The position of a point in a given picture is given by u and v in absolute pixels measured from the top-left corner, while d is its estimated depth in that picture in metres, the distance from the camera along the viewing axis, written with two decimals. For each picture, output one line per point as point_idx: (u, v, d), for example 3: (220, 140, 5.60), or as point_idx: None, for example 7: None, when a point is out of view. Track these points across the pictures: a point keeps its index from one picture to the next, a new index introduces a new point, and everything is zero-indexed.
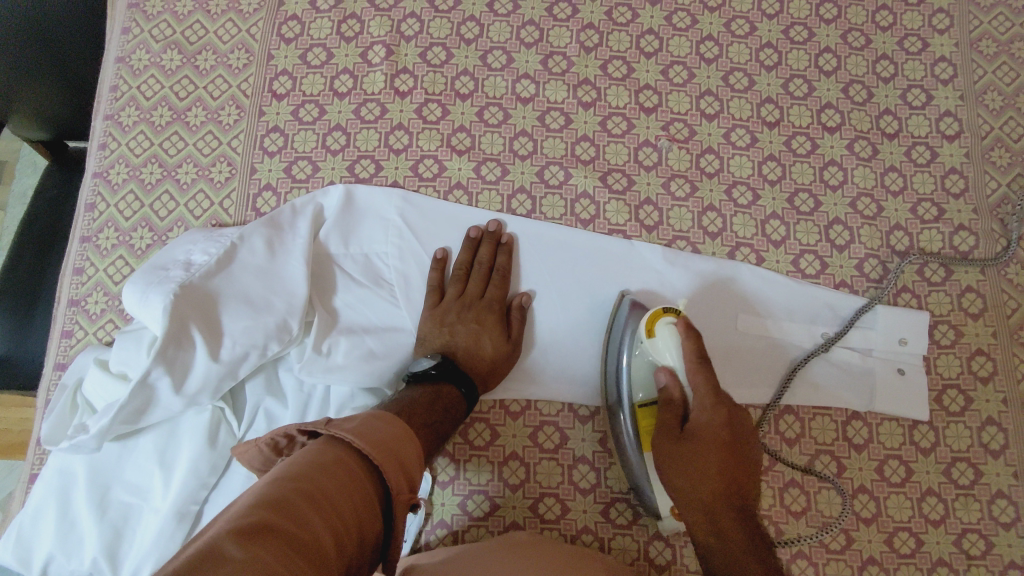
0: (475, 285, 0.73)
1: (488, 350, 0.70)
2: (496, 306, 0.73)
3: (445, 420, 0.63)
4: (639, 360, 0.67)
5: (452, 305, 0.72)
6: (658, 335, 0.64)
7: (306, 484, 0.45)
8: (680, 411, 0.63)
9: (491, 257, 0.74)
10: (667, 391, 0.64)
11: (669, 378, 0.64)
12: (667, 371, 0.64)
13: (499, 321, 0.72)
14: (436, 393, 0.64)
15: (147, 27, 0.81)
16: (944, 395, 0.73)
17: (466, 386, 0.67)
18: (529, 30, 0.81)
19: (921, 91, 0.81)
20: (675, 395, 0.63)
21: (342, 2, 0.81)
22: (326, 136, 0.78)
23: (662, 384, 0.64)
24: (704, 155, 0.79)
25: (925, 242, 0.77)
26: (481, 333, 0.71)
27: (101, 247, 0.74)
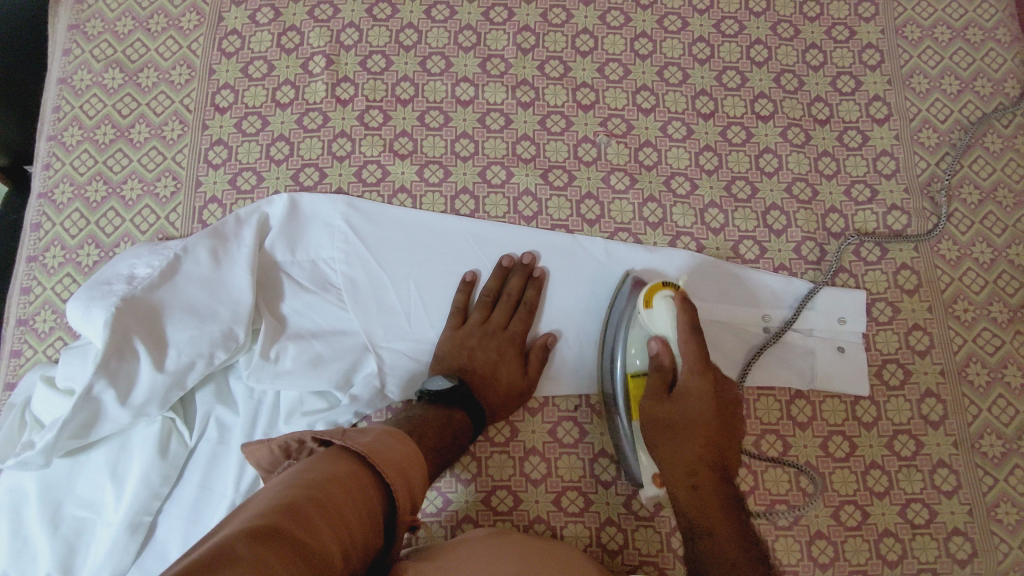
0: (500, 316, 0.74)
1: (504, 380, 0.71)
2: (518, 340, 0.73)
3: (451, 450, 0.64)
4: (633, 331, 0.68)
5: (475, 331, 0.73)
6: (656, 307, 0.65)
7: (321, 494, 0.47)
8: (668, 376, 0.65)
9: (520, 290, 0.75)
10: (659, 358, 0.65)
11: (662, 347, 0.65)
12: (661, 341, 0.65)
13: (519, 355, 0.73)
14: (448, 419, 0.65)
15: (88, 48, 0.82)
16: (883, 370, 0.75)
17: (477, 412, 0.68)
18: (466, 34, 0.83)
19: (850, 77, 0.84)
20: (666, 362, 0.65)
21: (281, 15, 0.83)
22: (270, 147, 0.79)
23: (653, 353, 0.65)
24: (642, 148, 0.81)
25: (860, 223, 0.79)
26: (500, 363, 0.72)
27: (49, 265, 0.75)
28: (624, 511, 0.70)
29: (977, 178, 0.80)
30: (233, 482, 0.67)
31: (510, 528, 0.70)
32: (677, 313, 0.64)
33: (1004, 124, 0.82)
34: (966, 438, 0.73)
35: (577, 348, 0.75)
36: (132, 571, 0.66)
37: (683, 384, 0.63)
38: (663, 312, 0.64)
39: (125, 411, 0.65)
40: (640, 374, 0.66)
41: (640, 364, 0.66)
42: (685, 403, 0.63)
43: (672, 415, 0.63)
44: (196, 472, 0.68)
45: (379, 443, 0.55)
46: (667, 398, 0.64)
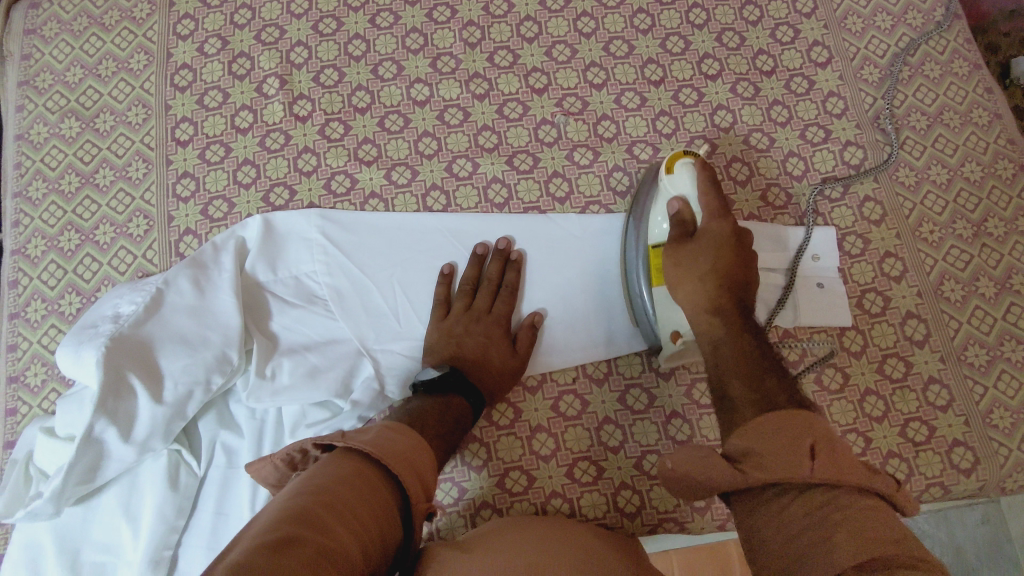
0: (483, 300, 0.75)
1: (495, 361, 0.71)
2: (503, 321, 0.74)
3: (456, 433, 0.63)
4: (658, 201, 0.71)
5: (459, 318, 0.74)
6: (676, 171, 0.69)
7: (324, 498, 0.47)
8: (688, 227, 0.68)
9: (500, 273, 0.76)
10: (681, 216, 0.68)
11: (681, 206, 0.68)
12: (681, 201, 0.68)
13: (506, 335, 0.73)
14: (446, 404, 0.65)
15: (41, 101, 0.83)
16: (863, 299, 0.77)
17: (475, 396, 0.68)
18: (413, 37, 0.85)
19: (787, 27, 0.87)
20: (688, 218, 0.68)
21: (229, 43, 0.84)
22: (237, 172, 0.80)
23: (672, 212, 0.68)
24: (600, 122, 0.83)
25: (819, 163, 0.82)
26: (489, 346, 0.72)
27: (32, 320, 0.75)
28: (636, 473, 0.71)
29: (922, 105, 0.83)
30: (249, 504, 0.67)
31: (528, 507, 0.70)
32: (698, 175, 0.68)
33: (939, 51, 0.85)
34: (951, 352, 0.75)
35: (561, 319, 0.76)
36: None
37: (704, 229, 0.67)
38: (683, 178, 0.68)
39: (129, 448, 0.64)
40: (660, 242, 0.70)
41: (664, 228, 0.70)
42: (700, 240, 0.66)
43: (690, 251, 0.66)
44: (209, 500, 0.68)
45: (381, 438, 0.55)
46: (688, 239, 0.67)
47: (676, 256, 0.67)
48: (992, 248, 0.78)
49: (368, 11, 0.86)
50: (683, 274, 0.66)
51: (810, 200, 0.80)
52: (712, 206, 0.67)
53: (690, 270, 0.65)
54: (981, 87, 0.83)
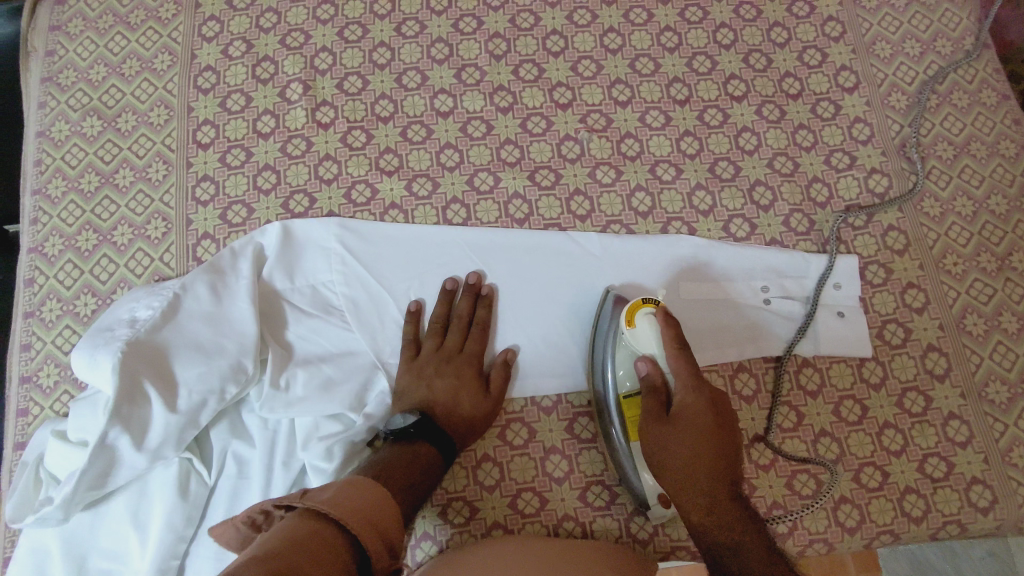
0: (454, 339, 0.74)
1: (466, 405, 0.70)
2: (475, 360, 0.73)
3: (425, 484, 0.62)
4: (622, 354, 0.69)
5: (430, 359, 0.72)
6: (638, 326, 0.67)
7: (283, 563, 0.43)
8: (662, 396, 0.66)
9: (470, 311, 0.75)
10: (650, 378, 0.67)
11: (651, 366, 0.67)
12: (648, 359, 0.67)
13: (478, 376, 0.72)
14: (414, 454, 0.64)
15: (63, 99, 0.82)
16: (884, 330, 0.76)
17: (445, 442, 0.67)
18: (438, 47, 0.84)
19: (815, 51, 0.86)
20: (657, 379, 0.66)
21: (253, 47, 0.84)
22: (257, 177, 0.79)
23: (644, 372, 0.67)
24: (624, 140, 0.82)
25: (844, 190, 0.81)
26: (460, 389, 0.71)
27: (46, 319, 0.74)
28: None
29: (949, 134, 0.82)
30: None
31: (540, 529, 0.69)
32: (662, 330, 0.66)
33: (968, 80, 0.84)
34: (971, 387, 0.74)
35: (536, 354, 0.75)
36: None
37: (678, 403, 0.65)
38: (646, 331, 0.67)
39: (142, 456, 0.64)
40: (633, 395, 0.68)
41: (632, 385, 0.68)
42: (679, 420, 0.64)
43: (669, 431, 0.64)
44: (219, 509, 0.68)
45: (341, 495, 0.53)
46: (663, 419, 0.65)
47: (656, 434, 0.64)
48: (1016, 284, 0.77)
49: (394, 18, 0.85)
50: (665, 455, 0.64)
51: (834, 231, 0.79)
52: (683, 366, 0.65)
53: (672, 451, 0.63)
54: (1010, 118, 0.82)
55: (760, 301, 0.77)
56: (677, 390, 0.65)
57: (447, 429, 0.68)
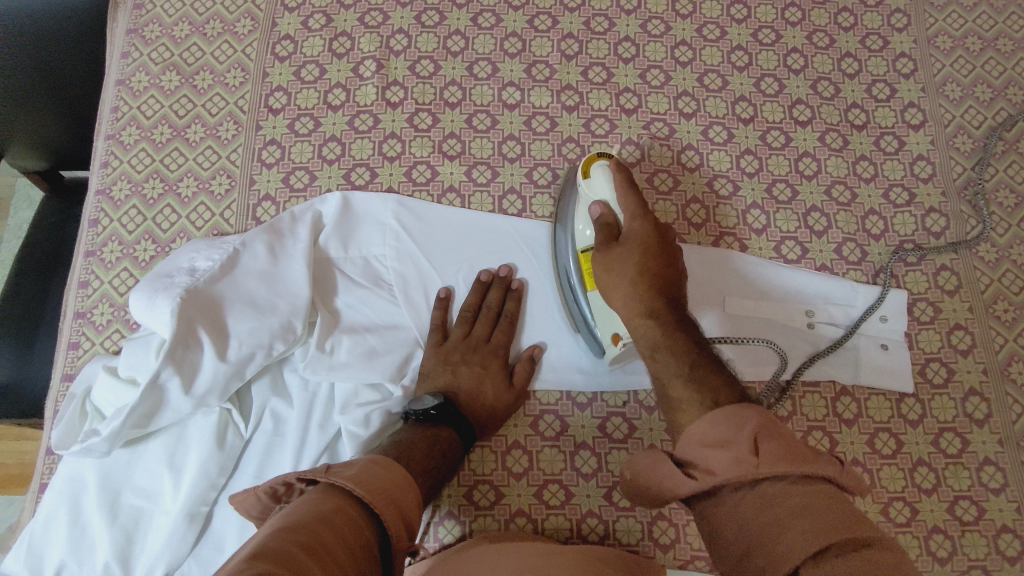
0: (482, 329, 0.75)
1: (489, 395, 0.71)
2: (501, 352, 0.74)
3: (443, 468, 0.64)
4: (580, 206, 0.72)
5: (458, 346, 0.73)
6: (594, 176, 0.71)
7: (308, 539, 0.43)
8: (615, 231, 0.68)
9: (501, 302, 0.75)
10: (602, 218, 0.68)
11: (604, 209, 0.69)
12: (603, 205, 0.69)
13: (504, 367, 0.73)
14: (435, 437, 0.65)
15: (146, 51, 0.85)
16: (927, 368, 0.76)
17: (464, 429, 0.68)
18: (512, 41, 0.86)
19: (884, 84, 0.86)
20: (611, 221, 0.68)
21: (333, 21, 0.86)
22: (322, 147, 0.81)
23: (596, 217, 0.69)
24: (684, 151, 0.83)
25: (899, 225, 0.81)
26: (485, 378, 0.72)
27: (106, 260, 0.77)
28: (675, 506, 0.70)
29: (1011, 182, 0.82)
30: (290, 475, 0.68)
31: (563, 523, 0.70)
32: (613, 179, 0.70)
33: None
34: (1010, 435, 0.73)
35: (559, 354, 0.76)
36: (188, 561, 0.66)
37: (626, 231, 0.68)
38: (598, 179, 0.70)
39: (187, 400, 0.65)
40: (590, 244, 0.70)
41: (588, 234, 0.70)
42: (628, 247, 0.67)
43: (619, 254, 0.67)
44: (252, 463, 0.69)
45: (363, 474, 0.53)
46: (614, 244, 0.67)
47: (606, 260, 0.67)
48: None
49: (471, 9, 0.87)
50: (615, 272, 0.66)
51: (889, 265, 0.78)
52: (633, 206, 0.68)
53: (620, 275, 0.66)
54: None
55: (805, 324, 0.77)
56: (626, 223, 0.68)
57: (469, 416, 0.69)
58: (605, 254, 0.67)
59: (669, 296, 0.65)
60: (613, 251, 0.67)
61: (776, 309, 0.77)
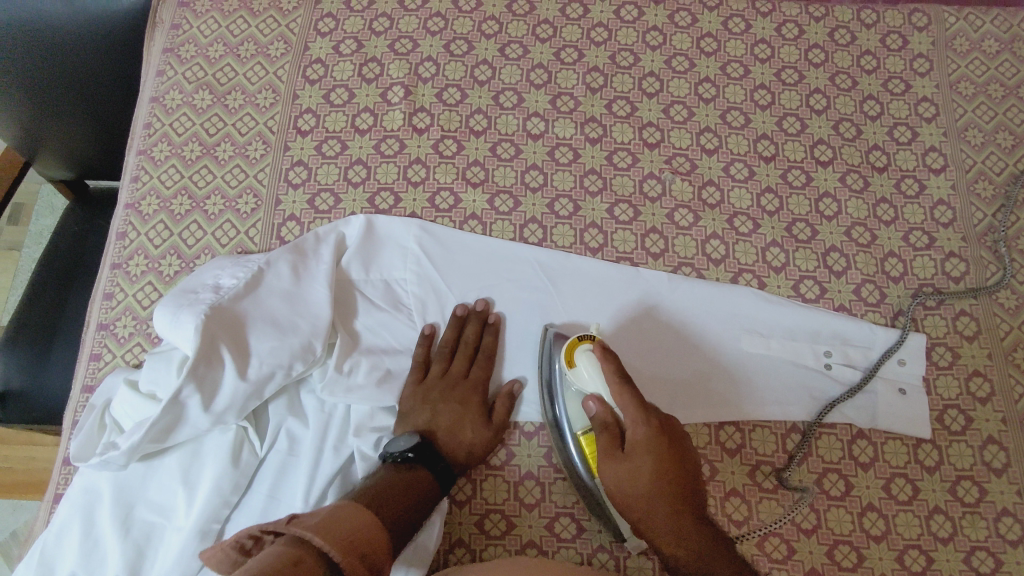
0: (460, 365, 0.74)
1: (468, 435, 0.70)
2: (481, 388, 0.73)
3: (420, 509, 0.61)
4: (571, 400, 0.69)
5: (437, 384, 0.72)
6: (579, 366, 0.67)
7: None
8: (617, 432, 0.65)
9: (478, 338, 0.75)
10: (600, 417, 0.65)
11: (600, 405, 0.65)
12: (597, 399, 0.66)
13: (483, 405, 0.72)
14: (410, 478, 0.63)
15: (181, 70, 0.87)
16: (944, 414, 0.75)
17: (441, 469, 0.66)
18: (538, 72, 0.87)
19: (906, 128, 0.87)
20: (609, 418, 0.65)
21: (364, 47, 0.88)
22: (348, 170, 0.82)
23: (593, 413, 0.66)
24: (705, 187, 0.83)
25: (919, 269, 0.81)
26: (465, 416, 0.71)
27: (131, 273, 0.78)
28: None
29: None
30: (303, 494, 0.68)
31: (574, 556, 0.69)
32: (601, 365, 0.66)
33: None
34: None
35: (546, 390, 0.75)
36: None
37: (630, 437, 0.64)
38: (587, 368, 0.66)
39: (206, 417, 0.66)
40: (588, 436, 0.67)
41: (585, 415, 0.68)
42: (635, 457, 0.63)
43: (627, 467, 0.63)
44: (265, 482, 0.69)
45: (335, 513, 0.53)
46: (617, 453, 0.64)
47: (613, 473, 0.63)
48: None
49: (499, 40, 0.89)
50: (628, 481, 0.62)
51: (910, 308, 0.78)
52: (627, 392, 0.64)
53: (635, 494, 0.62)
54: None
55: (821, 365, 0.77)
56: (629, 429, 0.63)
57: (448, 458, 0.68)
58: (613, 464, 0.63)
59: (683, 492, 0.62)
60: (621, 462, 0.63)
61: (789, 348, 0.77)
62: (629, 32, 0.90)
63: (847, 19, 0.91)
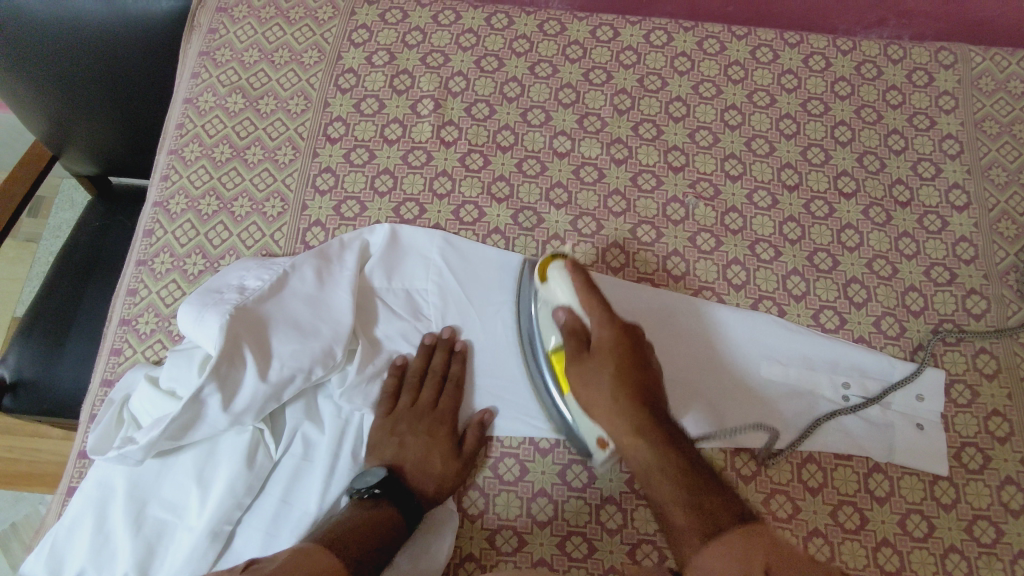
0: (428, 394, 0.73)
1: (437, 467, 0.70)
2: (448, 419, 0.73)
3: (387, 546, 0.62)
4: (544, 314, 0.74)
5: (404, 415, 0.72)
6: (552, 279, 0.72)
7: None
8: (584, 338, 0.69)
9: (445, 366, 0.75)
10: (569, 325, 0.70)
11: (568, 314, 0.70)
12: (567, 309, 0.70)
13: (450, 435, 0.72)
14: (377, 516, 0.63)
15: (215, 73, 0.88)
16: (962, 452, 0.75)
17: (409, 504, 0.66)
18: (566, 92, 0.88)
19: (930, 164, 0.87)
20: (578, 326, 0.69)
21: (396, 59, 0.89)
22: (375, 179, 0.83)
23: (562, 322, 0.70)
24: (728, 213, 0.83)
25: (939, 304, 0.80)
26: (432, 447, 0.71)
27: (157, 270, 0.78)
28: None
29: None
30: (316, 500, 0.68)
31: None
32: (571, 278, 0.70)
33: None
34: None
35: (514, 419, 0.74)
36: None
37: (596, 339, 0.68)
38: (557, 280, 0.71)
39: (225, 416, 0.66)
40: (558, 349, 0.71)
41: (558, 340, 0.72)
42: (600, 357, 0.67)
43: (592, 367, 0.67)
44: (279, 486, 0.69)
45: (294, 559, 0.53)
46: (585, 354, 0.68)
47: (580, 375, 0.67)
48: None
49: (530, 58, 0.90)
50: (596, 381, 0.66)
51: (931, 343, 0.78)
52: (598, 310, 0.68)
53: (600, 393, 0.65)
54: None
55: (840, 396, 0.77)
56: (595, 329, 0.68)
57: (418, 493, 0.68)
58: (578, 367, 0.67)
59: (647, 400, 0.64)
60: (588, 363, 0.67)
61: (809, 377, 0.77)
62: (657, 56, 0.91)
63: (874, 54, 0.92)
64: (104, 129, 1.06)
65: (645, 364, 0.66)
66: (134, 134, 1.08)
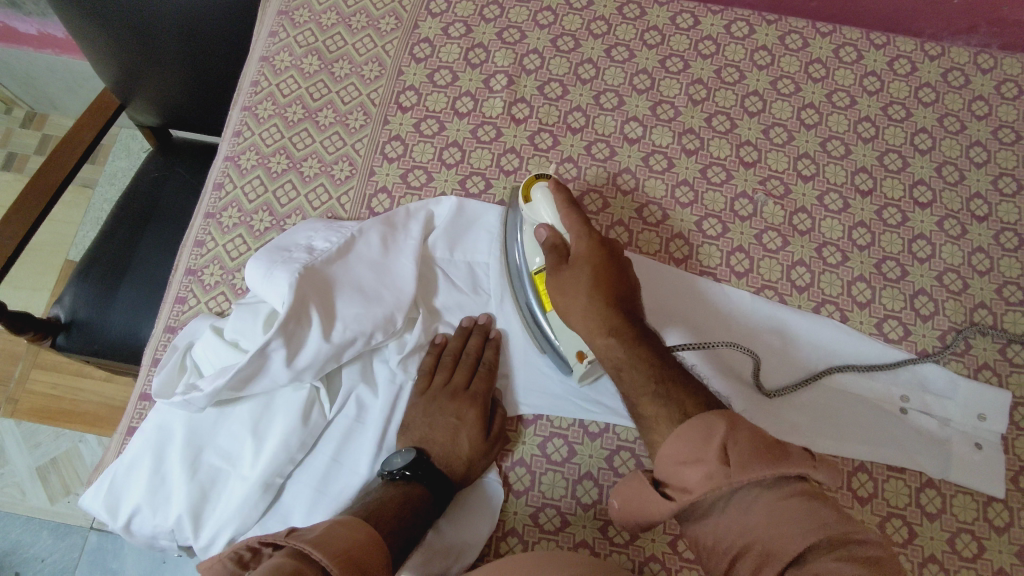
0: (462, 376, 0.73)
1: (465, 449, 0.69)
2: (480, 400, 0.72)
3: (414, 526, 0.62)
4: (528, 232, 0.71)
5: (438, 395, 0.72)
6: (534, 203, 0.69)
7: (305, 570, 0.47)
8: (563, 254, 0.67)
9: (479, 350, 0.74)
10: (550, 244, 0.67)
11: (549, 233, 0.67)
12: (546, 228, 0.68)
13: (481, 419, 0.70)
14: (406, 495, 0.64)
15: (293, 33, 0.89)
16: (1020, 476, 0.73)
17: (438, 484, 0.66)
18: (641, 78, 0.87)
19: (1011, 179, 0.84)
20: (557, 243, 0.67)
21: (472, 33, 0.88)
22: (443, 151, 0.83)
23: (543, 241, 0.68)
24: (797, 213, 0.82)
25: (1010, 323, 0.78)
26: (461, 430, 0.69)
27: (224, 224, 0.80)
28: None
29: None
30: (367, 462, 0.69)
31: (625, 561, 0.68)
32: (551, 201, 0.68)
33: None
34: None
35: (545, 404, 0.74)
36: (255, 528, 0.67)
37: (575, 251, 0.66)
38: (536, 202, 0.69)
39: (287, 372, 0.67)
40: (541, 270, 0.70)
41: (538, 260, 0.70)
42: (577, 265, 0.66)
43: (570, 275, 0.66)
44: (331, 444, 0.70)
45: (328, 534, 0.54)
46: (563, 265, 0.67)
47: (557, 284, 0.66)
48: None
49: (606, 41, 0.89)
50: (571, 297, 0.65)
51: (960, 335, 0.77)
52: (576, 226, 0.67)
53: (575, 293, 0.65)
54: None
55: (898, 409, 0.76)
56: (573, 243, 0.67)
57: (446, 475, 0.68)
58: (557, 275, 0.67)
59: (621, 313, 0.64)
60: (563, 271, 0.66)
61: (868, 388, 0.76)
62: (737, 48, 0.89)
63: (962, 61, 0.89)
64: (179, 81, 1.08)
65: (621, 270, 0.66)
66: (203, 88, 1.10)
